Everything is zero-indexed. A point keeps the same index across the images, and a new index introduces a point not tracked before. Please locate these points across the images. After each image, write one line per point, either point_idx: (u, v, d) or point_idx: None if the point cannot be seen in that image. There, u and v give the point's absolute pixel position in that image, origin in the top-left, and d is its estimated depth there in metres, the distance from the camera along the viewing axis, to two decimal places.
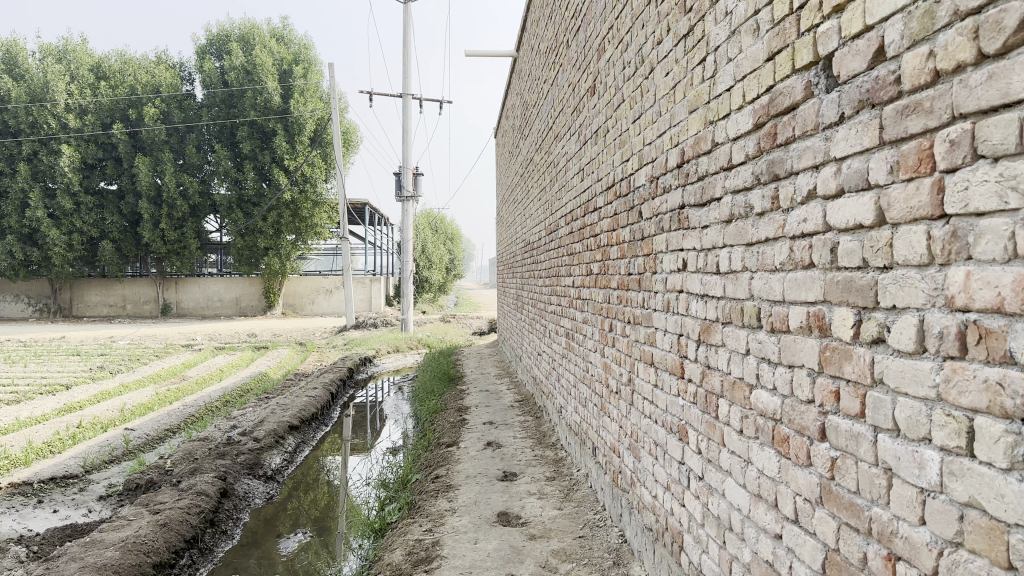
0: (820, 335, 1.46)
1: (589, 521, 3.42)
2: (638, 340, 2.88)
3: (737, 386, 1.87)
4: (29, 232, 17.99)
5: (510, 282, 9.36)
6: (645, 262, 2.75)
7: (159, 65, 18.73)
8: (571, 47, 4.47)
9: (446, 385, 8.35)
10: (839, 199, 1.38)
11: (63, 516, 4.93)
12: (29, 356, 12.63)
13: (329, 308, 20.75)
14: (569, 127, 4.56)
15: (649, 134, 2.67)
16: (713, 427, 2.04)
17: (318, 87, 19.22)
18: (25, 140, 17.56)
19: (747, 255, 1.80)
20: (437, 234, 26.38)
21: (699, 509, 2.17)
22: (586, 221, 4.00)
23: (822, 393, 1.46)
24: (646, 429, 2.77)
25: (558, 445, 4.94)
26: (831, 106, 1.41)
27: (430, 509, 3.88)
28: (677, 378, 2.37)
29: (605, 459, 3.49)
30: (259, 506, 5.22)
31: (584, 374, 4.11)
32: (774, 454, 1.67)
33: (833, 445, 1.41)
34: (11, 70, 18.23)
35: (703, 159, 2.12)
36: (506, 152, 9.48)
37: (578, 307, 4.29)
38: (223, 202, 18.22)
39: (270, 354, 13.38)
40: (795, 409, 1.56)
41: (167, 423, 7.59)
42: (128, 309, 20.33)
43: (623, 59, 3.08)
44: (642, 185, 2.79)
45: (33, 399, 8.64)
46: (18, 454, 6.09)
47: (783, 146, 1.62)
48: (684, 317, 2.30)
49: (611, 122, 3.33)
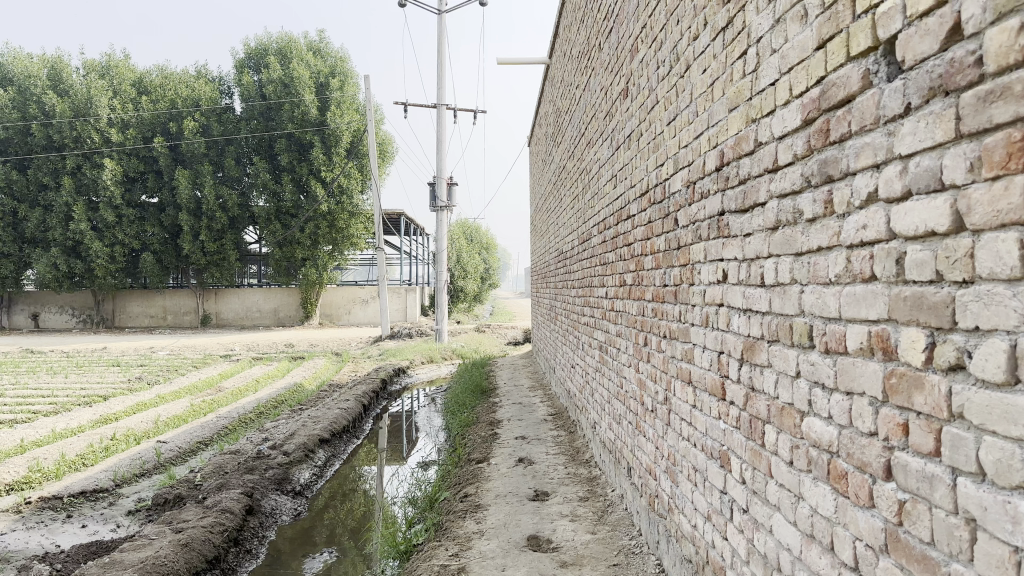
0: (884, 358, 1.27)
1: (625, 546, 3.24)
2: (674, 356, 2.70)
3: (786, 413, 1.68)
4: (74, 245, 18.32)
5: (544, 292, 9.23)
6: (681, 273, 2.57)
7: (199, 79, 18.97)
8: (603, 50, 4.30)
9: (479, 397, 8.19)
10: (906, 202, 1.20)
11: (91, 531, 4.87)
12: (71, 367, 12.76)
13: (365, 318, 20.77)
14: (601, 131, 4.40)
15: (685, 136, 2.49)
16: (759, 456, 1.85)
17: (355, 99, 19.33)
18: (69, 154, 17.89)
19: (797, 266, 1.61)
20: (472, 243, 26.33)
21: (744, 545, 1.98)
22: (619, 229, 3.83)
23: (886, 427, 1.27)
24: (684, 453, 2.58)
25: (592, 462, 4.76)
26: (894, 96, 1.23)
27: (457, 531, 3.73)
28: (718, 400, 2.18)
29: (642, 482, 3.30)
30: (286, 522, 5.09)
31: (618, 390, 3.92)
32: (830, 491, 1.48)
33: (901, 486, 1.22)
34: (56, 86, 18.53)
35: (745, 161, 1.93)
36: (540, 160, 9.31)
37: (612, 320, 4.11)
38: (261, 214, 18.38)
39: (306, 364, 13.38)
40: (854, 442, 1.37)
41: (200, 435, 7.55)
42: (169, 320, 20.57)
43: (657, 58, 2.91)
44: (678, 191, 2.61)
45: (71, 410, 8.70)
46: (50, 467, 6.08)
47: (837, 144, 1.43)
48: (725, 334, 2.11)
49: (645, 125, 3.15)
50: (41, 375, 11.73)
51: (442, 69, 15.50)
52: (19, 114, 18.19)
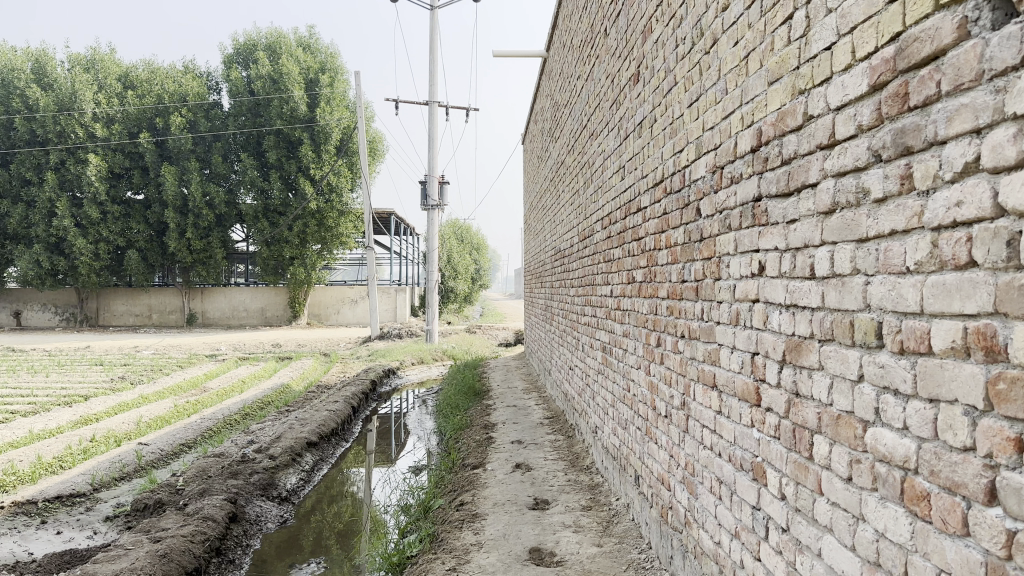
0: (985, 357, 1.07)
1: (634, 561, 3.02)
2: (694, 358, 2.50)
3: (844, 422, 1.47)
4: (56, 241, 17.95)
5: (538, 293, 9.02)
6: (704, 267, 2.37)
7: (187, 74, 18.65)
8: (609, 35, 4.10)
9: (472, 400, 7.95)
10: (1019, 172, 1.00)
11: (67, 538, 4.62)
12: (52, 366, 12.40)
13: (354, 318, 20.47)
14: (606, 121, 4.20)
15: (711, 116, 2.28)
16: (805, 470, 1.64)
17: (344, 96, 19.09)
18: (53, 150, 17.54)
19: (859, 254, 1.40)
20: (461, 244, 26.07)
21: (782, 568, 1.78)
22: (627, 223, 3.64)
23: (989, 440, 1.06)
24: (705, 462, 2.38)
25: (593, 469, 4.54)
26: (1006, 45, 1.02)
27: (453, 543, 3.50)
28: (751, 405, 1.98)
29: (652, 492, 3.09)
30: (271, 531, 4.84)
31: (625, 393, 3.70)
32: (902, 514, 1.28)
33: (1012, 515, 1.01)
34: (40, 79, 18.08)
35: (789, 139, 1.72)
36: (534, 156, 9.12)
37: (618, 320, 3.90)
38: (249, 211, 18.11)
39: (293, 365, 13.07)
40: (941, 457, 1.17)
41: (183, 437, 7.26)
42: (154, 318, 20.21)
43: (676, 36, 2.70)
44: (701, 177, 2.40)
45: (49, 410, 8.39)
46: (25, 470, 5.80)
47: (918, 110, 1.23)
48: (761, 331, 1.90)
49: (660, 109, 2.95)
50: (21, 374, 11.37)
51: (434, 64, 15.24)
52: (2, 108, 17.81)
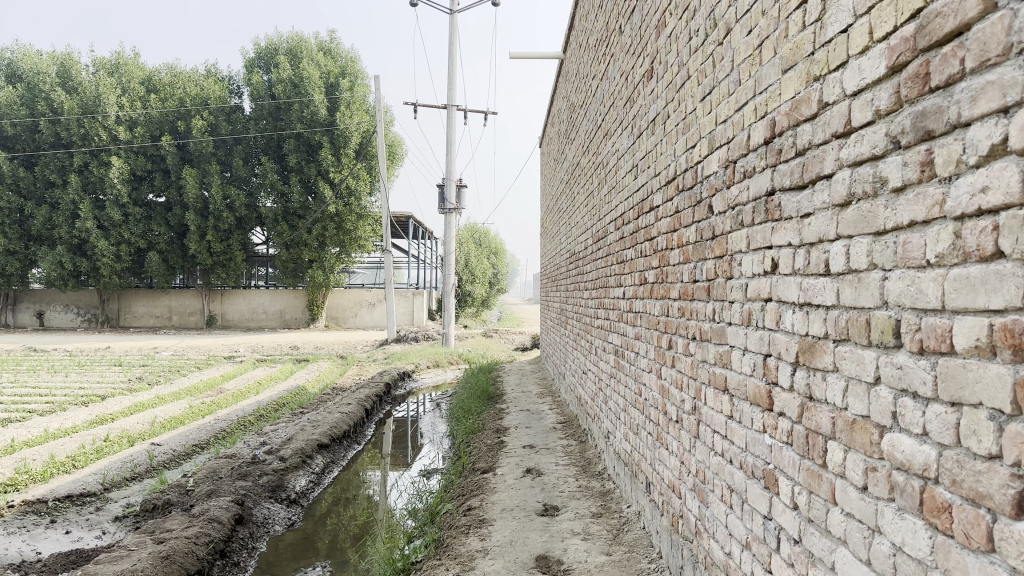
0: (1012, 357, 0.97)
1: (643, 571, 2.93)
2: (706, 361, 2.40)
3: (859, 426, 1.38)
4: (79, 242, 18.11)
5: (553, 296, 8.93)
6: (716, 265, 2.28)
7: (209, 78, 18.75)
8: (624, 32, 4.01)
9: (486, 404, 7.87)
10: None
11: (75, 538, 4.59)
12: (71, 366, 12.46)
13: (372, 321, 20.46)
14: (621, 120, 4.11)
15: (724, 108, 2.19)
16: (818, 478, 1.55)
17: (364, 100, 19.10)
18: (77, 152, 17.71)
19: (877, 247, 1.31)
20: (479, 248, 26.00)
21: None
22: (639, 223, 3.55)
23: (1016, 447, 0.97)
24: (716, 469, 2.28)
25: (605, 475, 4.45)
26: None
27: (459, 549, 3.43)
28: (763, 410, 1.88)
29: (663, 499, 2.99)
30: (279, 533, 4.79)
31: (636, 397, 3.61)
32: (921, 526, 1.18)
33: None
34: (65, 83, 18.26)
35: (804, 128, 1.63)
36: (551, 160, 9.04)
37: (630, 322, 3.81)
38: (269, 214, 18.18)
39: (309, 367, 13.06)
40: (963, 466, 1.08)
41: (196, 438, 7.25)
42: (174, 320, 20.33)
43: (689, 28, 2.62)
44: (713, 173, 2.32)
45: (66, 410, 8.41)
46: (37, 469, 5.79)
47: (941, 90, 1.14)
48: (773, 332, 1.81)
49: (673, 105, 2.86)
50: (40, 374, 11.43)
51: (453, 68, 15.20)
52: (27, 111, 17.99)
